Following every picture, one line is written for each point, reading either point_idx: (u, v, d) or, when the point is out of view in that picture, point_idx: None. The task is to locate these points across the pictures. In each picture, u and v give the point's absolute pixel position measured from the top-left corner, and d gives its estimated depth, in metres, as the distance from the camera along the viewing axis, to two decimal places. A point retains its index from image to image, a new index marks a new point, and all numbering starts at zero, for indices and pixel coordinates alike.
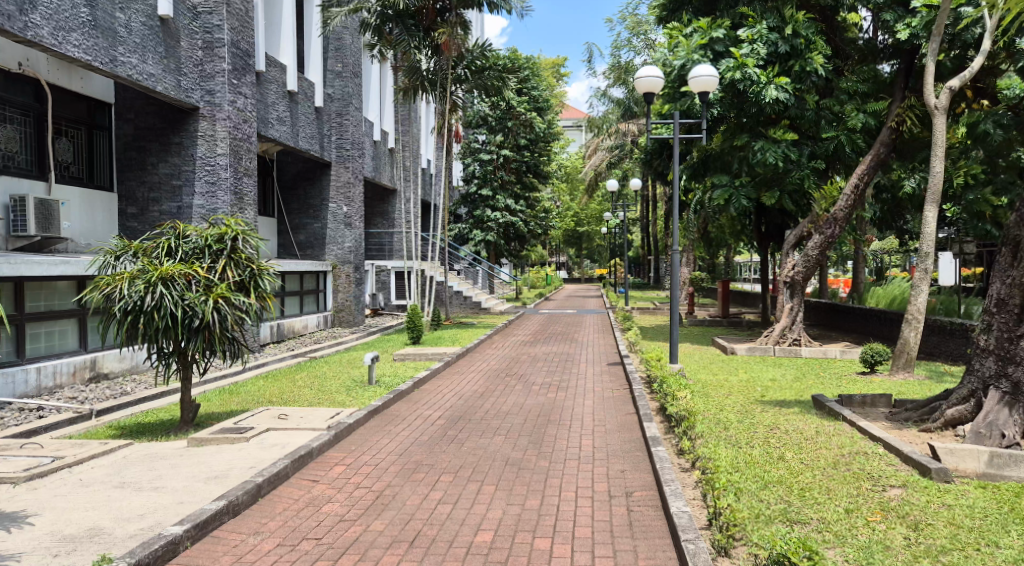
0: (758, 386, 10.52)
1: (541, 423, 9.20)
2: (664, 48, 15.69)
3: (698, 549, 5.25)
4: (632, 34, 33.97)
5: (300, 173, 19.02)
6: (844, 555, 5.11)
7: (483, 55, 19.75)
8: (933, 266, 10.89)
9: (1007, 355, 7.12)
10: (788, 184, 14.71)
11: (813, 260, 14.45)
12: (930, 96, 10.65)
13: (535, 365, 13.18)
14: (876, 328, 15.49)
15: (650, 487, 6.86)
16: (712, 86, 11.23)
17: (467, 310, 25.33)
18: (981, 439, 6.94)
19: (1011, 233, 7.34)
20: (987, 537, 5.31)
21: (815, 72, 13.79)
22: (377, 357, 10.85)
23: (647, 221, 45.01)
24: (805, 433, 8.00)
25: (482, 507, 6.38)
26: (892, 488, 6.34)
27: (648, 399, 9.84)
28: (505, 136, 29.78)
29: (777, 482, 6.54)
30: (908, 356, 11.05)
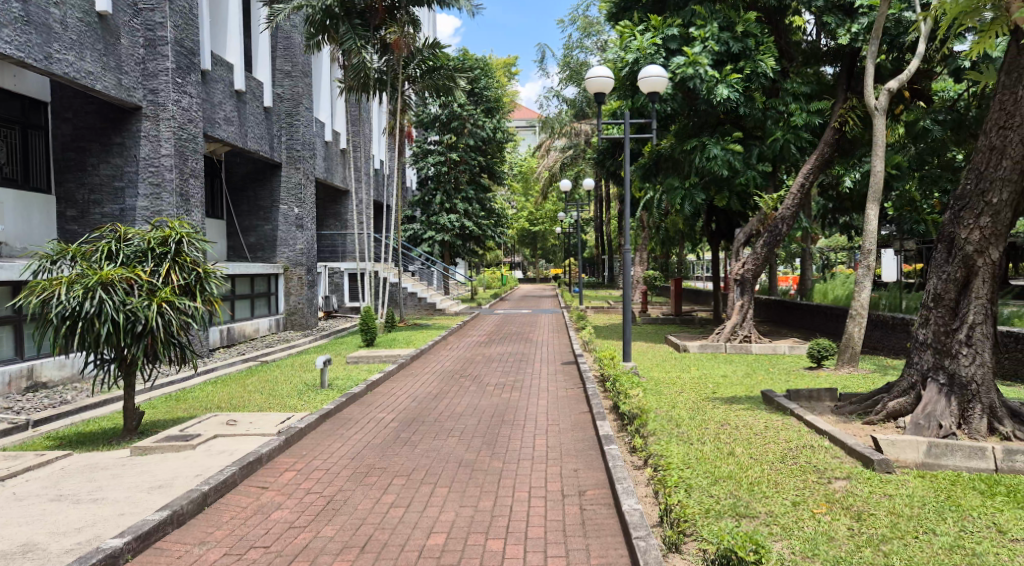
0: (709, 383, 10.67)
1: (496, 423, 9.19)
2: (615, 48, 15.82)
3: (649, 546, 5.32)
4: (583, 35, 34.25)
5: (250, 173, 18.68)
6: (790, 547, 5.21)
7: (435, 54, 19.68)
8: (875, 263, 11.17)
9: (943, 348, 7.37)
10: (737, 184, 14.97)
11: (761, 258, 14.73)
12: (870, 97, 10.90)
13: (489, 366, 13.17)
14: (823, 325, 15.88)
15: (602, 486, 6.91)
16: (662, 87, 11.35)
17: (422, 311, 25.22)
18: (920, 430, 7.18)
19: (945, 230, 7.50)
20: (925, 525, 5.47)
21: (764, 74, 14.05)
22: (329, 360, 10.70)
23: (601, 221, 45.41)
24: (754, 428, 8.15)
25: (435, 509, 6.35)
26: (837, 480, 6.49)
27: (601, 398, 9.91)
28: (458, 137, 29.74)
29: (727, 477, 6.64)
30: (853, 350, 11.35)
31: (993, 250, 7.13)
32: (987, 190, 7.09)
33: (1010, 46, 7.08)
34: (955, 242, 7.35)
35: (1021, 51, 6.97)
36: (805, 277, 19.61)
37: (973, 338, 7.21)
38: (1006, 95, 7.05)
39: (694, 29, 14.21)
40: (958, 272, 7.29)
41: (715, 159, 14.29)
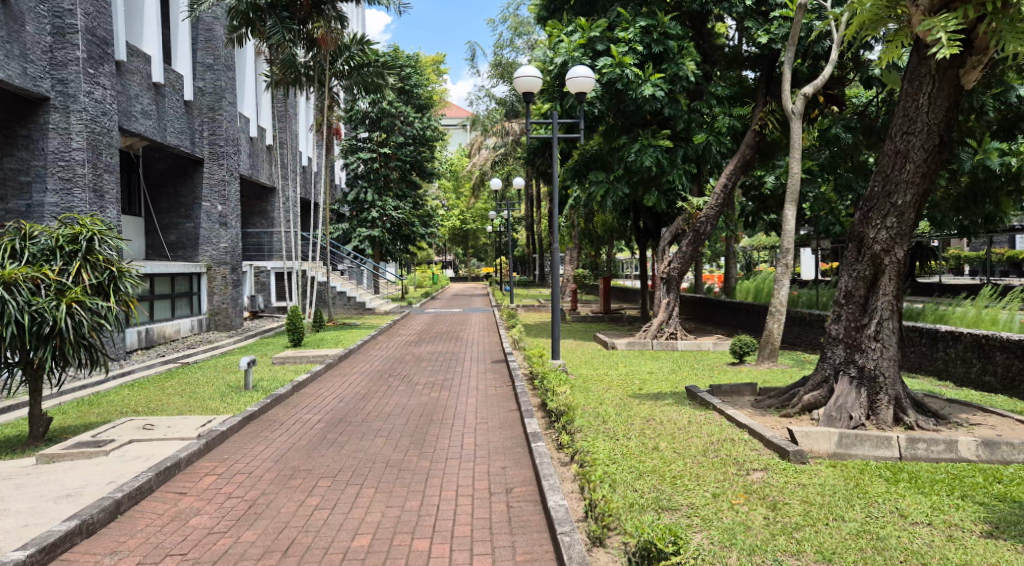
0: (636, 380, 10.88)
1: (424, 422, 9.16)
2: (544, 49, 15.94)
3: (573, 541, 5.38)
4: (514, 35, 34.40)
5: (171, 169, 18.04)
6: (709, 538, 5.37)
7: (363, 51, 19.36)
8: (793, 262, 11.58)
9: (854, 343, 7.73)
10: (663, 185, 15.29)
11: (686, 257, 15.09)
12: (787, 102, 11.28)
13: (418, 365, 13.09)
14: (745, 322, 16.38)
15: (529, 483, 6.97)
16: (589, 87, 11.49)
17: (351, 310, 24.92)
18: (833, 421, 7.49)
19: (855, 230, 7.85)
20: (834, 512, 5.71)
21: (686, 77, 14.40)
22: (254, 360, 10.43)
23: (532, 220, 45.71)
24: (677, 424, 8.33)
25: (361, 511, 6.27)
26: (754, 472, 6.72)
27: (529, 396, 10.00)
28: (387, 134, 29.50)
29: (651, 471, 6.80)
30: (772, 346, 11.72)
31: (898, 249, 7.50)
32: (892, 192, 7.44)
33: (911, 55, 7.40)
34: (864, 242, 7.70)
35: (922, 61, 7.28)
36: (728, 275, 20.19)
37: (881, 333, 7.58)
38: (909, 101, 7.37)
39: (621, 31, 14.44)
40: (868, 270, 7.65)
41: (642, 159, 14.58)
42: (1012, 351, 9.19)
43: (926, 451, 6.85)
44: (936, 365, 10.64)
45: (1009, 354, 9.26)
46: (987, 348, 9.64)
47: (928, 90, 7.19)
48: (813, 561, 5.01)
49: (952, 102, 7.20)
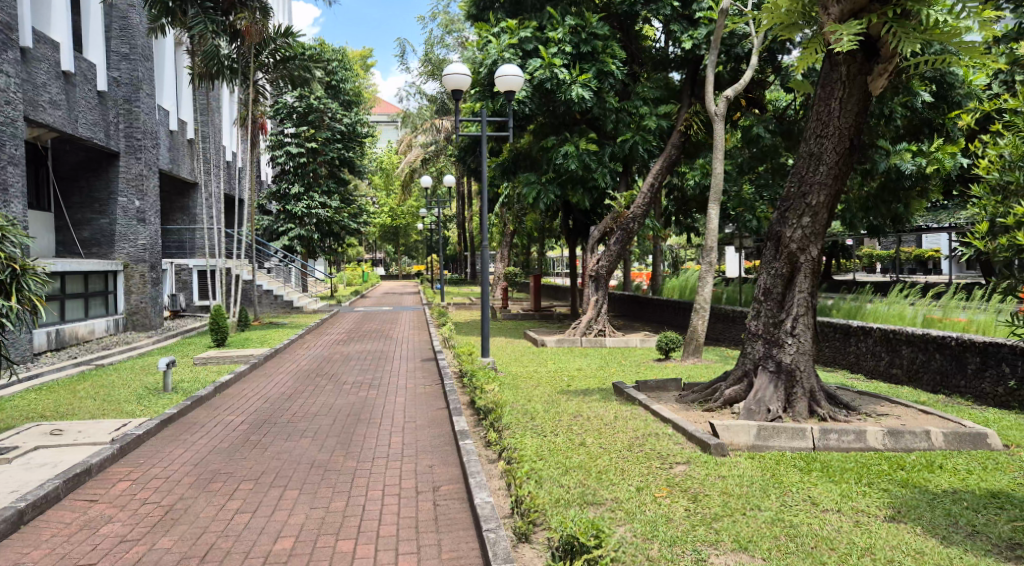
0: (565, 376, 10.99)
1: (352, 422, 9.03)
2: (474, 48, 15.90)
3: (499, 538, 5.38)
4: (445, 32, 34.33)
5: (84, 162, 17.26)
6: (632, 531, 5.47)
7: (288, 44, 18.95)
8: (716, 260, 11.87)
9: (772, 338, 8.00)
10: (592, 183, 15.47)
11: (614, 255, 15.31)
12: (710, 103, 11.56)
13: (346, 364, 12.87)
14: (672, 318, 16.75)
15: (456, 481, 6.94)
16: (517, 86, 11.52)
17: (278, 310, 24.40)
18: (752, 414, 7.72)
19: (773, 229, 8.12)
20: (752, 502, 5.90)
21: (611, 74, 14.69)
22: (173, 361, 10.05)
23: (463, 218, 45.65)
24: (604, 419, 8.44)
25: (284, 513, 6.14)
26: (677, 465, 6.87)
27: (458, 394, 9.98)
28: (315, 130, 28.95)
29: (577, 466, 6.88)
30: (697, 342, 12.01)
31: (813, 248, 7.81)
32: (808, 193, 7.72)
33: (824, 61, 7.66)
34: (782, 240, 7.97)
35: (834, 67, 7.53)
36: (656, 274, 20.57)
37: (796, 328, 7.86)
38: (821, 106, 7.64)
39: (549, 31, 14.56)
40: (785, 268, 7.93)
41: (571, 158, 14.75)
42: (918, 344, 9.68)
43: (837, 441, 7.15)
44: (850, 359, 11.10)
45: (914, 348, 9.75)
46: (895, 341, 10.12)
47: (839, 95, 7.47)
48: (731, 550, 5.15)
49: (861, 107, 7.50)
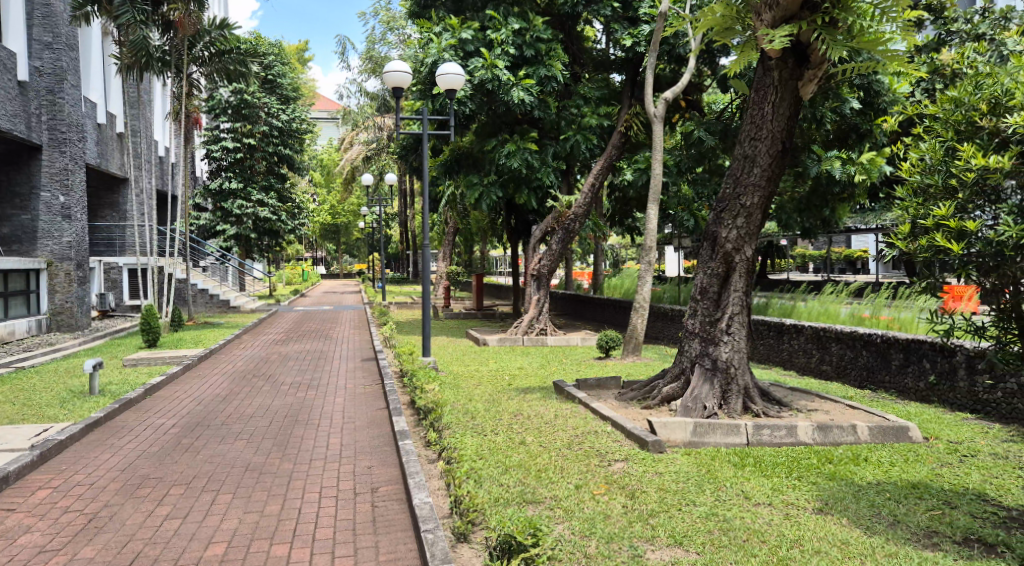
0: (506, 375, 11.02)
1: (289, 424, 8.85)
2: (415, 46, 15.79)
3: (437, 538, 5.33)
4: (386, 30, 34.03)
5: (4, 155, 16.49)
6: (570, 529, 5.50)
7: (224, 37, 18.47)
8: (655, 259, 12.04)
9: (708, 336, 8.16)
10: (534, 183, 15.54)
11: (556, 254, 15.42)
12: (649, 105, 11.72)
13: (284, 365, 12.62)
14: (613, 317, 16.95)
15: (396, 481, 6.87)
16: (458, 85, 11.48)
17: (214, 309, 23.79)
18: (689, 411, 7.86)
19: (709, 229, 8.28)
20: (687, 497, 5.99)
21: (555, 77, 14.78)
22: (100, 363, 9.68)
23: (405, 216, 45.29)
24: (543, 417, 8.48)
25: (216, 518, 5.97)
26: (616, 462, 6.94)
27: (399, 394, 9.90)
28: (251, 125, 28.29)
29: (517, 465, 6.89)
30: (636, 341, 12.18)
31: (747, 248, 8.01)
32: (742, 194, 7.90)
33: (757, 65, 7.82)
34: (717, 240, 8.13)
35: (767, 71, 7.69)
36: (597, 273, 20.79)
37: (732, 326, 8.03)
38: (755, 109, 7.81)
39: (492, 31, 14.56)
40: (721, 267, 8.10)
41: (513, 159, 14.81)
42: (846, 341, 10.02)
43: (770, 436, 7.34)
44: (782, 356, 11.42)
45: (844, 345, 10.08)
46: (825, 339, 10.45)
47: (771, 99, 7.64)
48: (666, 545, 5.22)
49: (793, 111, 7.69)
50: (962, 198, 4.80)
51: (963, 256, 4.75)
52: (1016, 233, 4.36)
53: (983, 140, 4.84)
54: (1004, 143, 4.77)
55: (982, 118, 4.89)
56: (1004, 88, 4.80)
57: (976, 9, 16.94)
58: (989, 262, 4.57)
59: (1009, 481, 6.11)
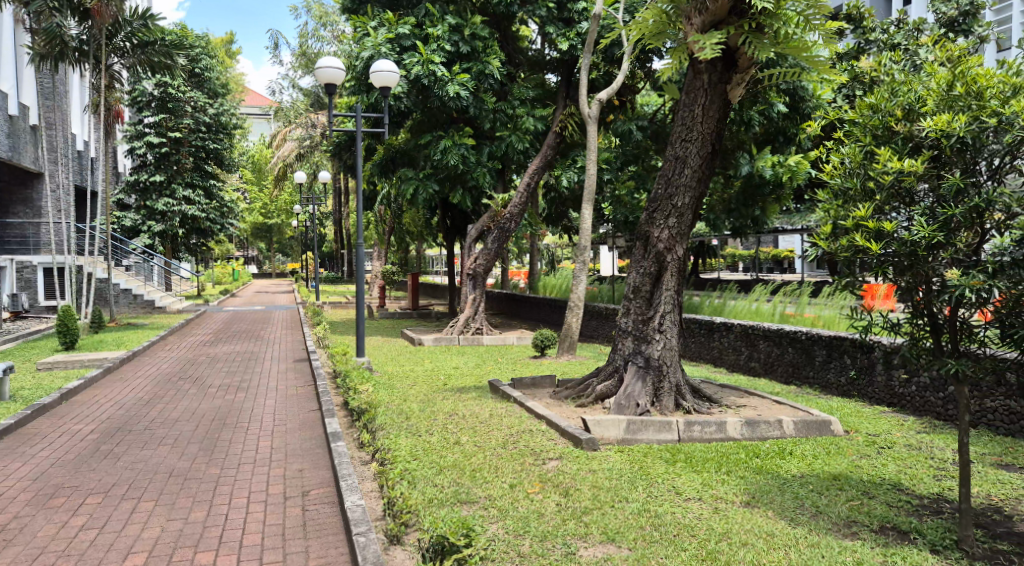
0: (441, 374, 10.95)
1: (216, 427, 8.58)
2: (348, 41, 15.53)
3: (369, 541, 5.23)
4: (319, 25, 33.51)
5: None
6: (504, 528, 5.49)
7: (146, 27, 17.84)
8: (590, 258, 12.14)
9: (641, 335, 8.29)
10: (470, 181, 15.50)
11: (492, 254, 15.40)
12: (584, 105, 11.82)
13: (212, 367, 12.23)
14: (549, 316, 17.06)
15: (327, 484, 6.73)
16: (393, 82, 11.33)
17: (137, 309, 22.91)
18: (622, 409, 7.94)
19: (641, 229, 8.39)
20: (621, 494, 6.06)
21: (491, 75, 14.81)
22: (10, 367, 9.19)
23: (340, 214, 44.62)
24: (478, 417, 8.44)
25: (137, 526, 5.74)
26: (550, 461, 6.97)
27: (331, 395, 9.71)
28: (176, 118, 27.45)
29: (451, 466, 6.84)
30: (571, 339, 12.29)
31: (678, 248, 8.15)
32: (673, 195, 8.02)
33: (687, 68, 7.97)
34: (649, 241, 8.25)
35: (697, 74, 7.85)
36: (533, 272, 20.88)
37: (664, 324, 8.17)
38: (685, 112, 7.94)
39: (428, 28, 14.46)
40: (653, 266, 8.23)
41: (449, 157, 14.76)
42: (773, 339, 10.32)
43: (700, 432, 7.49)
44: (712, 354, 11.70)
45: (770, 342, 10.39)
46: (753, 336, 10.75)
47: (701, 101, 7.79)
48: (599, 542, 5.26)
49: (721, 114, 7.86)
50: (879, 200, 5.00)
51: (880, 256, 4.94)
52: (927, 234, 4.70)
53: (899, 144, 5.04)
54: (917, 148, 5.02)
55: (898, 124, 5.08)
56: (918, 96, 5.00)
57: (891, 20, 17.75)
58: (905, 262, 4.85)
59: (922, 471, 6.40)
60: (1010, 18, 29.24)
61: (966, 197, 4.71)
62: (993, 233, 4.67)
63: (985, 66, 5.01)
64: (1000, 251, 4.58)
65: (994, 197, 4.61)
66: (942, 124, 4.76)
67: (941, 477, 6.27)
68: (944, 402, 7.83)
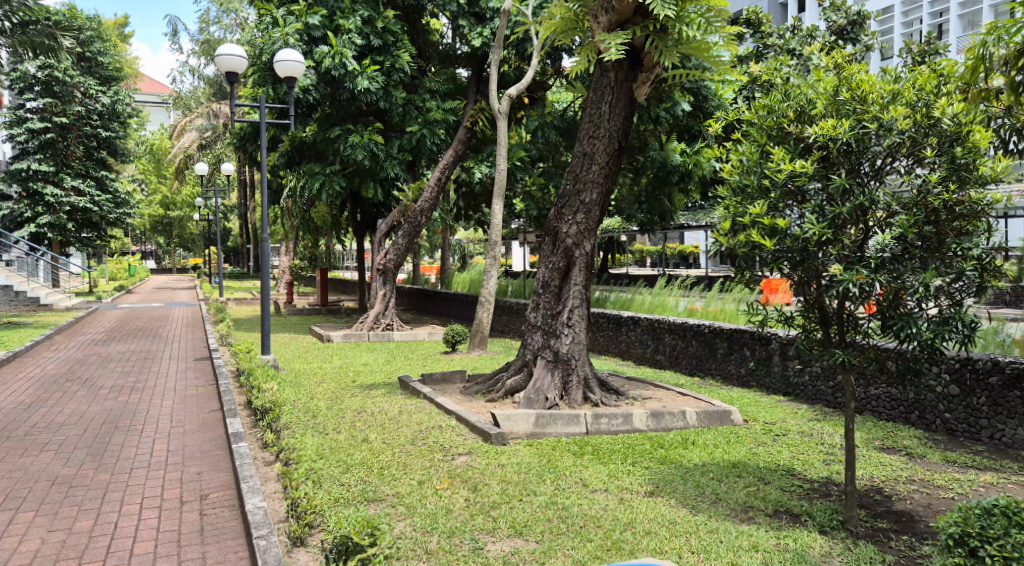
0: (350, 371, 10.75)
1: (107, 430, 8.13)
2: (253, 29, 15.02)
3: (270, 545, 5.05)
4: (220, 11, 32.32)
5: None
6: (412, 525, 5.43)
7: (26, 7, 16.73)
8: (501, 254, 12.15)
9: (550, 330, 8.37)
10: (380, 175, 15.29)
11: (402, 249, 15.23)
12: (495, 101, 11.80)
13: (104, 367, 11.58)
14: (461, 311, 17.01)
15: (228, 487, 6.48)
16: (298, 72, 11.01)
17: (21, 308, 21.47)
18: (532, 403, 7.98)
19: (549, 224, 8.46)
20: (528, 488, 6.09)
21: (402, 68, 14.72)
22: None
23: (245, 207, 43.13)
24: (387, 414, 8.32)
25: (14, 539, 5.35)
26: (460, 456, 6.94)
27: (234, 395, 9.38)
28: (63, 104, 25.98)
29: (359, 464, 6.71)
30: (482, 335, 12.30)
31: (586, 243, 8.27)
32: (581, 191, 8.12)
33: (594, 66, 8.08)
34: (558, 236, 8.32)
35: (604, 72, 7.97)
36: (445, 267, 20.78)
37: (572, 319, 8.29)
38: (592, 109, 8.05)
39: (337, 18, 14.16)
40: (562, 262, 8.31)
41: (359, 151, 14.51)
42: (678, 332, 10.62)
43: (607, 425, 7.62)
44: (620, 347, 11.95)
45: (675, 335, 10.69)
46: (659, 330, 11.04)
47: (608, 100, 7.91)
48: (506, 536, 5.27)
49: (627, 112, 8.01)
50: (774, 198, 5.16)
51: (775, 252, 5.11)
52: (818, 231, 4.91)
53: (791, 145, 5.24)
54: (807, 149, 5.23)
55: (790, 125, 5.27)
56: (809, 98, 5.21)
57: (787, 26, 18.57)
58: (797, 257, 5.06)
59: (814, 456, 6.72)
60: (891, 29, 31.13)
61: (852, 196, 4.97)
62: (875, 231, 4.97)
63: (867, 73, 5.26)
64: (882, 247, 4.90)
65: (876, 197, 4.90)
66: (829, 128, 4.98)
67: (830, 461, 6.60)
68: (833, 390, 8.27)
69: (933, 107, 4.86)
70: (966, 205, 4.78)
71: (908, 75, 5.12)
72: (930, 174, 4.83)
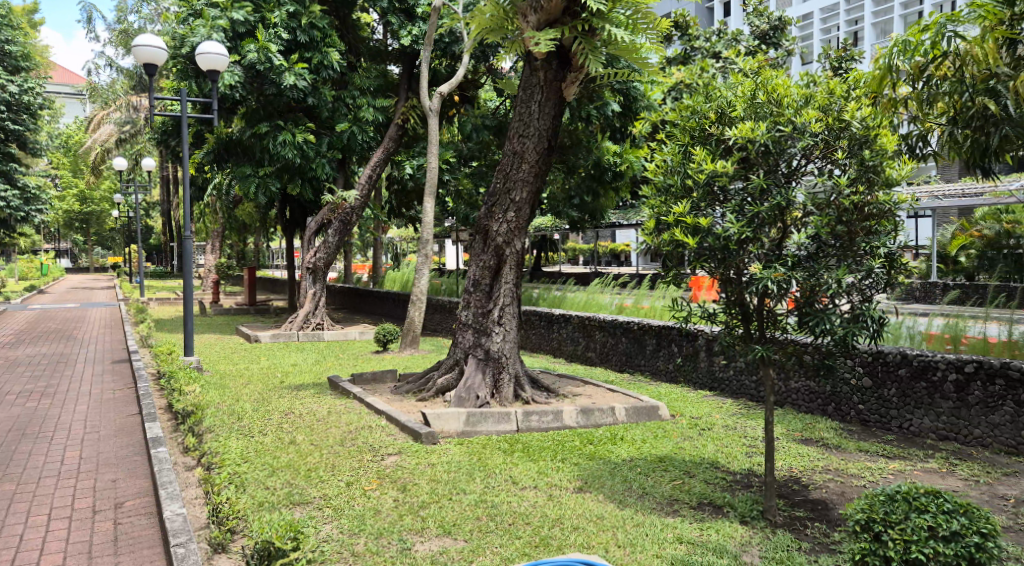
0: (277, 372, 10.52)
1: (14, 438, 7.71)
2: (174, 21, 14.52)
3: (188, 552, 4.86)
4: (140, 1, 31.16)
5: None
6: (338, 527, 5.33)
7: None
8: (432, 252, 12.08)
9: (481, 328, 8.37)
10: (310, 172, 15.01)
11: (333, 247, 14.98)
12: (426, 98, 11.70)
13: (14, 371, 11.01)
14: (393, 309, 16.84)
15: (145, 493, 6.23)
16: (221, 66, 10.69)
17: None
18: (463, 401, 7.94)
19: (481, 222, 8.45)
20: (457, 487, 6.06)
21: (331, 65, 14.48)
22: None
23: (168, 204, 41.68)
24: (316, 415, 8.17)
25: None
26: (389, 456, 6.86)
27: (153, 398, 9.05)
28: None
29: (285, 466, 6.56)
30: (413, 333, 12.21)
31: (517, 241, 8.28)
32: (512, 189, 8.12)
33: (523, 65, 8.13)
34: (489, 234, 8.31)
35: (533, 71, 8.02)
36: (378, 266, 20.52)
37: (503, 317, 8.30)
38: (522, 108, 8.09)
39: (262, 13, 13.82)
40: (493, 259, 8.32)
41: (287, 148, 14.21)
42: (608, 330, 10.77)
43: (538, 422, 7.65)
44: (552, 344, 12.03)
45: (606, 332, 10.84)
46: (590, 327, 11.16)
47: (538, 99, 7.97)
48: (434, 535, 5.22)
49: (557, 111, 8.08)
50: (696, 198, 5.27)
51: (697, 250, 5.22)
52: (738, 230, 5.04)
53: (713, 146, 5.37)
54: (727, 149, 5.37)
55: (711, 126, 5.41)
56: (729, 100, 5.35)
57: (713, 30, 19.06)
58: (718, 254, 5.18)
59: (736, 449, 6.91)
60: (811, 35, 32.37)
61: (769, 195, 5.11)
62: (792, 230, 5.12)
63: (783, 77, 5.42)
64: (798, 246, 4.98)
65: (793, 196, 5.06)
66: (747, 130, 5.12)
67: (752, 453, 6.79)
68: (755, 385, 8.52)
69: (844, 111, 5.07)
70: (875, 205, 5.00)
71: (821, 79, 5.31)
72: (841, 176, 5.02)
